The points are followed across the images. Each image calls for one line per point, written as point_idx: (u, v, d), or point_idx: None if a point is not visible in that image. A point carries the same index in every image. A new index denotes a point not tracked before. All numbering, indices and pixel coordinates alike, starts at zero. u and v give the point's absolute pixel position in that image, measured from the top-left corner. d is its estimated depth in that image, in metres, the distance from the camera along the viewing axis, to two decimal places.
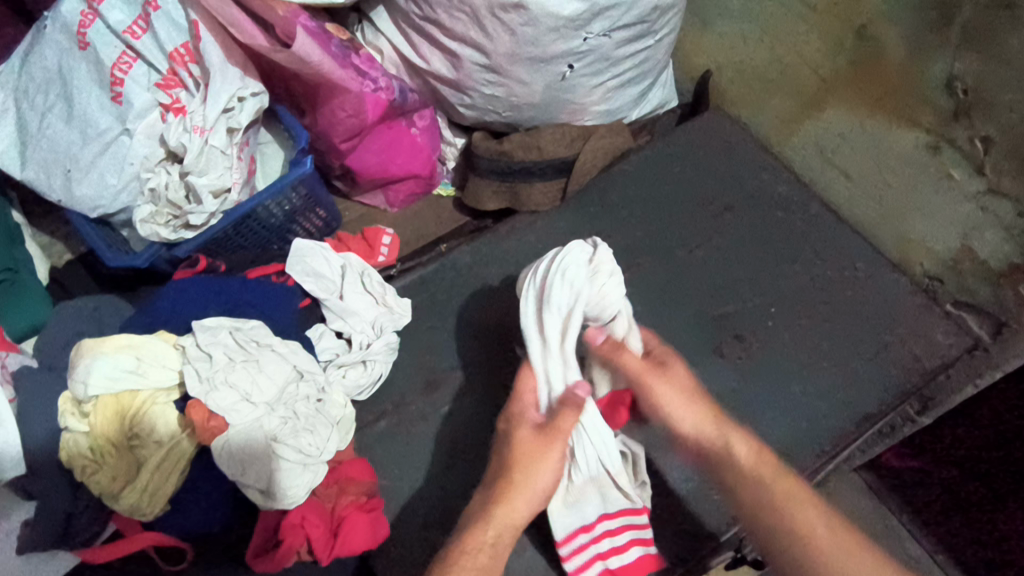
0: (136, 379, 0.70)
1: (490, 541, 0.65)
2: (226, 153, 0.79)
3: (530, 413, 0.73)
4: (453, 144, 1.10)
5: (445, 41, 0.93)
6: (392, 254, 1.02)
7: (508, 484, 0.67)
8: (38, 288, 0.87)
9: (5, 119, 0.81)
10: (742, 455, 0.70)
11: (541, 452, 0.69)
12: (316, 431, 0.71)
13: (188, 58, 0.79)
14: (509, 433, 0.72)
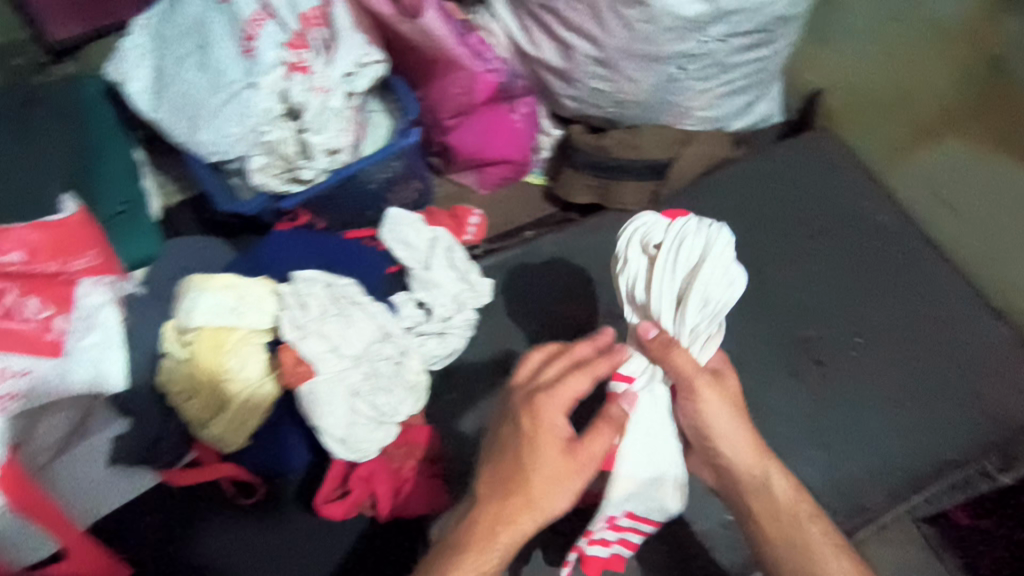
0: (236, 318, 0.73)
1: (485, 572, 0.57)
2: (341, 114, 0.82)
3: (560, 419, 0.61)
4: (550, 134, 1.10)
5: (560, 30, 0.94)
6: (478, 235, 1.03)
7: (521, 507, 0.58)
8: (151, 222, 0.92)
9: (144, 64, 0.87)
10: (780, 493, 0.66)
11: (567, 479, 0.58)
12: (393, 392, 0.73)
13: (317, 22, 0.84)
14: (534, 439, 0.59)
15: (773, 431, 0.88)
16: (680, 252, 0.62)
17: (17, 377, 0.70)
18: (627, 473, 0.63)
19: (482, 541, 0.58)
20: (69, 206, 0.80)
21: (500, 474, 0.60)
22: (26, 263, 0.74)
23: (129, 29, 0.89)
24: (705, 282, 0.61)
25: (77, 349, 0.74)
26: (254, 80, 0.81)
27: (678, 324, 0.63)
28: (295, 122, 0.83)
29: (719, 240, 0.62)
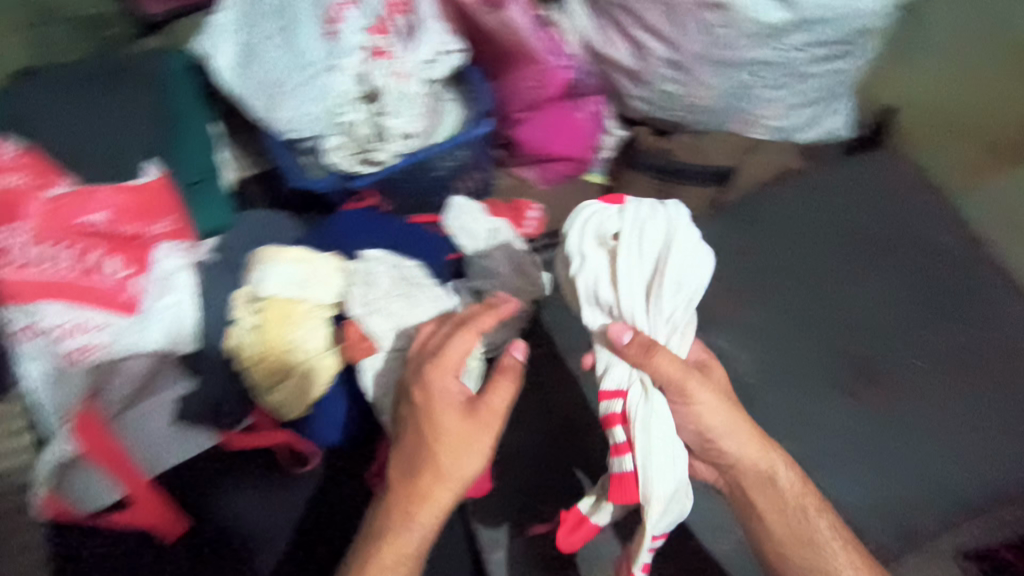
0: (304, 290, 0.75)
1: (421, 532, 0.65)
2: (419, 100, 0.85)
3: (452, 384, 0.67)
4: (613, 134, 1.10)
5: (636, 31, 0.94)
6: (535, 229, 1.04)
7: (438, 476, 0.65)
8: (224, 195, 0.95)
9: (224, 38, 0.88)
10: (786, 488, 0.70)
11: (476, 440, 0.65)
12: None
13: (400, 9, 0.85)
14: (433, 411, 0.66)
15: (823, 449, 0.87)
16: (642, 239, 0.67)
17: (95, 330, 0.76)
18: (658, 496, 0.63)
19: (412, 509, 0.65)
20: (150, 173, 0.85)
21: (412, 447, 0.66)
22: (109, 222, 0.80)
23: (213, 4, 0.91)
24: (674, 264, 0.66)
25: (154, 308, 0.78)
26: (336, 63, 0.84)
27: (652, 312, 0.67)
28: (371, 104, 0.86)
29: (678, 224, 0.68)
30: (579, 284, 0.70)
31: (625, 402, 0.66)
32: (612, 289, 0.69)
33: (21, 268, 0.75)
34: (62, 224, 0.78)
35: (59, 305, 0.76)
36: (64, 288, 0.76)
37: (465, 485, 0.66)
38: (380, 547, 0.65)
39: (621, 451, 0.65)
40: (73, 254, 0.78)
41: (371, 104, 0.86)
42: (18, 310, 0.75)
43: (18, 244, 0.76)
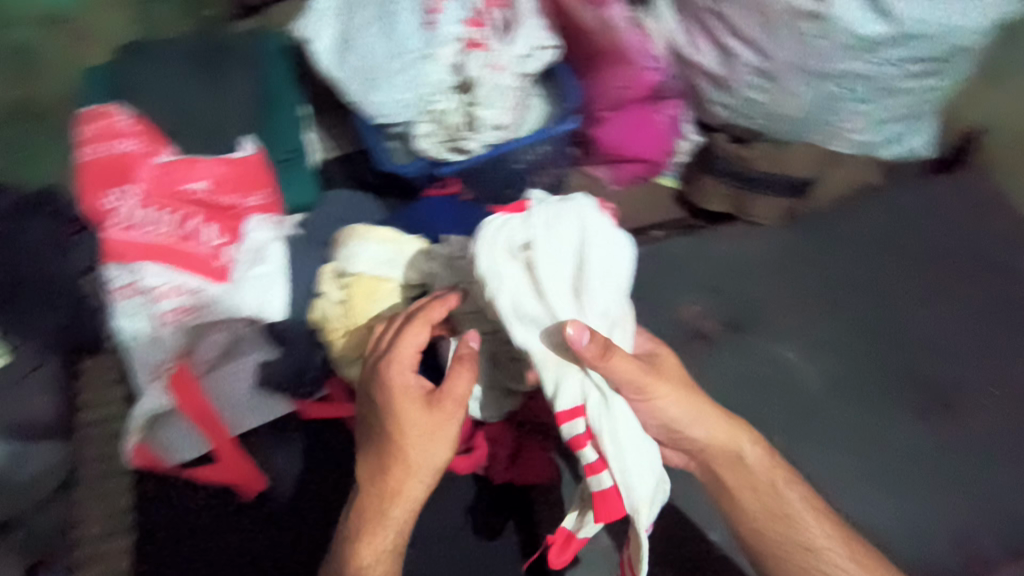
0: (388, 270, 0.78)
1: (398, 519, 0.69)
2: (511, 92, 0.86)
3: (409, 379, 0.68)
4: (690, 139, 1.09)
5: (725, 38, 0.94)
6: None
7: (407, 468, 0.68)
8: (310, 173, 0.99)
9: (327, 23, 0.92)
10: (756, 462, 0.75)
11: (440, 431, 0.68)
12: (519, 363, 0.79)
13: (498, 3, 0.87)
14: (396, 409, 0.67)
15: (888, 464, 0.88)
16: (553, 243, 0.67)
17: (189, 294, 0.81)
18: (640, 498, 0.64)
19: (385, 500, 0.69)
20: (247, 147, 0.89)
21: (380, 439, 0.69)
22: (207, 193, 0.85)
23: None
24: (594, 253, 0.66)
25: (244, 277, 0.81)
26: (432, 52, 0.87)
27: (590, 304, 0.66)
28: (463, 94, 0.87)
29: (588, 218, 0.68)
30: (500, 306, 0.65)
31: (589, 419, 0.64)
32: (538, 301, 0.66)
33: (131, 228, 0.82)
34: (167, 190, 0.83)
35: (160, 267, 0.81)
36: (166, 250, 0.82)
37: (432, 472, 0.69)
38: (367, 533, 0.69)
39: (595, 471, 0.64)
40: (175, 219, 0.83)
41: (463, 94, 0.87)
42: (123, 267, 0.81)
43: (130, 206, 0.82)
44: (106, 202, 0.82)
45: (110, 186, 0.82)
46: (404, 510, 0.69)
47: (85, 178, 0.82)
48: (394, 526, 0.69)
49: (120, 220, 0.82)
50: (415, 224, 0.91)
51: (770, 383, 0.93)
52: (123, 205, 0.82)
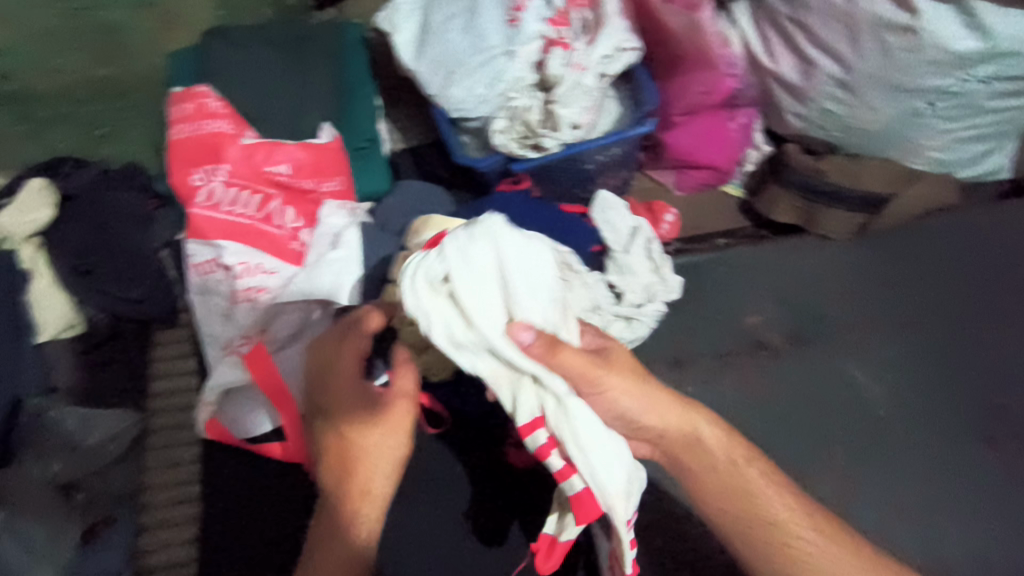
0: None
1: (365, 520, 0.68)
2: (589, 91, 0.86)
3: (353, 383, 0.68)
4: (760, 148, 1.09)
5: (805, 46, 0.93)
6: (670, 232, 1.05)
7: (362, 469, 0.68)
8: (382, 162, 1.00)
9: (412, 17, 0.93)
10: (715, 443, 0.74)
11: (393, 428, 0.68)
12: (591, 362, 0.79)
13: (582, 3, 0.89)
14: (343, 413, 0.68)
15: (954, 487, 0.86)
16: (471, 266, 0.60)
17: (268, 274, 0.84)
18: (613, 493, 0.60)
19: (348, 503, 0.68)
20: (328, 133, 0.91)
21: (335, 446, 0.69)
22: (290, 177, 0.86)
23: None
24: (514, 261, 0.61)
25: (324, 260, 0.83)
26: (514, 48, 0.87)
27: (525, 312, 0.61)
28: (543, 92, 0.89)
29: (500, 234, 0.61)
30: (435, 341, 0.60)
31: (549, 428, 0.60)
32: (468, 328, 0.60)
33: (214, 205, 0.83)
34: (252, 171, 0.85)
35: (241, 246, 0.83)
36: (247, 229, 0.83)
37: (392, 467, 0.68)
38: (350, 519, 0.68)
39: (565, 477, 0.60)
40: (258, 199, 0.85)
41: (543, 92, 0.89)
42: (203, 242, 0.82)
43: (216, 184, 0.84)
44: (194, 179, 0.83)
45: (199, 164, 0.84)
46: (375, 502, 0.69)
47: (178, 156, 0.84)
48: (365, 521, 0.68)
49: (204, 197, 0.83)
50: (491, 217, 0.90)
51: (831, 396, 0.92)
52: (209, 183, 0.84)
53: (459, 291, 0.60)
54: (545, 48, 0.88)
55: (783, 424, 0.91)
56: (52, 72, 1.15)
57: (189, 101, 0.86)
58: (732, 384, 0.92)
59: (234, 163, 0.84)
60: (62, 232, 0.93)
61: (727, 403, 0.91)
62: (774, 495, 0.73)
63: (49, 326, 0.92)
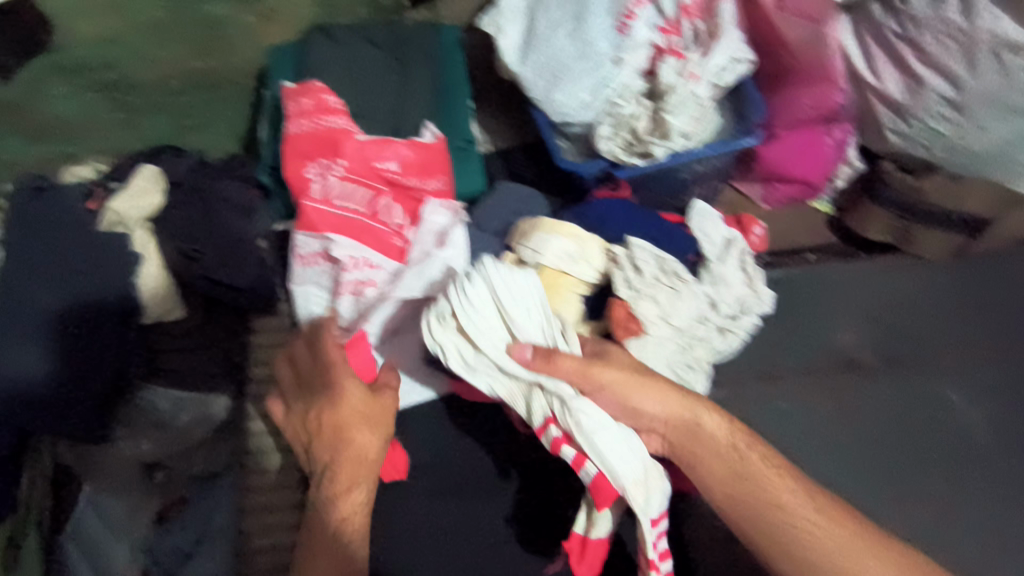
0: (573, 263, 0.79)
1: (357, 492, 0.72)
2: (701, 102, 0.85)
3: (340, 371, 0.77)
4: (852, 165, 1.08)
5: (913, 64, 0.92)
6: (762, 243, 1.04)
7: (352, 438, 0.73)
8: (477, 160, 1.00)
9: (516, 20, 0.94)
10: (717, 430, 0.73)
11: (382, 418, 0.75)
12: (694, 372, 0.78)
13: (696, 13, 0.87)
14: (341, 393, 0.75)
15: None
16: (469, 299, 0.73)
17: (372, 269, 0.87)
18: (629, 481, 0.68)
19: (341, 478, 0.72)
20: (431, 133, 0.94)
21: (326, 424, 0.75)
22: (396, 174, 0.90)
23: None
24: (505, 290, 0.73)
25: (434, 255, 0.85)
26: (622, 57, 0.88)
27: (524, 332, 0.73)
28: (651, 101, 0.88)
29: (491, 270, 0.73)
30: (452, 366, 0.73)
31: (558, 424, 0.70)
32: (475, 350, 0.73)
33: (327, 200, 0.87)
34: (364, 168, 0.89)
35: (350, 241, 0.86)
36: (357, 226, 0.87)
37: (381, 435, 0.74)
38: (341, 495, 0.71)
39: (581, 465, 0.69)
40: (367, 196, 0.89)
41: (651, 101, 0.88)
42: (313, 236, 0.86)
43: (330, 179, 0.87)
44: (307, 172, 0.87)
45: (313, 159, 0.88)
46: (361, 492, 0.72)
47: (294, 150, 0.87)
48: (362, 487, 0.72)
49: (318, 193, 0.87)
50: (593, 220, 0.88)
51: (925, 421, 0.90)
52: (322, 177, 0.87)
53: (466, 326, 0.72)
54: (653, 56, 0.89)
55: (874, 446, 0.89)
56: (155, 63, 1.19)
57: (307, 96, 0.90)
58: (824, 401, 0.92)
59: (349, 160, 0.88)
60: (169, 217, 0.97)
61: (819, 419, 0.90)
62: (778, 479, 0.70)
63: (153, 309, 0.97)
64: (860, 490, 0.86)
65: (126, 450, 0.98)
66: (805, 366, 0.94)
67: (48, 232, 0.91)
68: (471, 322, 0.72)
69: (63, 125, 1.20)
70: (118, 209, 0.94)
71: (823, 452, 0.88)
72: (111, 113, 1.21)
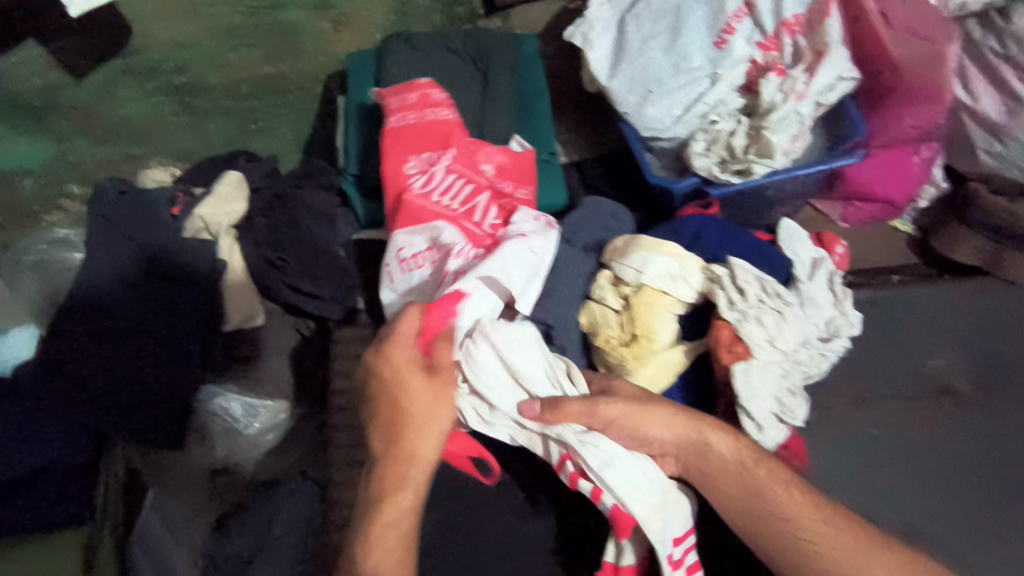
0: (675, 283, 0.78)
1: (403, 496, 0.67)
2: (803, 121, 0.83)
3: (402, 358, 0.69)
4: (938, 185, 1.05)
5: (1015, 84, 0.90)
6: (842, 263, 1.01)
7: (411, 434, 0.68)
8: (559, 173, 0.99)
9: (606, 33, 0.92)
10: (727, 449, 0.69)
11: (440, 409, 0.68)
12: (796, 400, 0.77)
13: (797, 28, 0.86)
14: (399, 380, 0.68)
15: None
16: (474, 363, 0.76)
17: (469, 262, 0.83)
18: (646, 509, 0.67)
19: (393, 477, 0.67)
20: (520, 144, 0.94)
21: (385, 417, 0.68)
22: (494, 176, 0.90)
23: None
24: (503, 343, 0.76)
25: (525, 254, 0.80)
26: (719, 72, 0.87)
27: (531, 384, 0.75)
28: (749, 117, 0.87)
29: (491, 329, 0.76)
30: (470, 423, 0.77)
31: (571, 460, 0.70)
32: (488, 406, 0.76)
33: (429, 191, 0.87)
34: (465, 162, 0.90)
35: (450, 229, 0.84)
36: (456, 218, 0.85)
37: (436, 435, 0.68)
38: (386, 497, 0.67)
39: (598, 497, 0.68)
40: (465, 189, 0.88)
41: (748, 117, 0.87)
42: (410, 227, 0.84)
43: (431, 173, 0.88)
44: (409, 167, 0.88)
45: (418, 153, 0.89)
46: (414, 493, 0.67)
47: (401, 140, 0.89)
48: (413, 487, 0.67)
49: (419, 186, 0.87)
50: (688, 236, 0.87)
51: (1019, 449, 0.89)
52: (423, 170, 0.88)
53: (476, 384, 0.76)
54: (750, 72, 0.88)
55: (969, 473, 0.88)
56: (227, 68, 1.17)
57: (413, 92, 0.92)
58: (914, 425, 0.91)
59: (455, 151, 0.89)
60: (252, 224, 0.99)
61: (910, 443, 0.90)
62: (784, 492, 0.67)
63: (234, 316, 0.97)
64: (950, 517, 0.85)
65: (201, 458, 1.02)
66: (892, 390, 0.94)
67: (139, 240, 0.93)
68: (479, 381, 0.76)
69: (133, 127, 1.21)
70: (206, 217, 0.95)
71: (920, 479, 0.87)
72: (177, 115, 1.21)
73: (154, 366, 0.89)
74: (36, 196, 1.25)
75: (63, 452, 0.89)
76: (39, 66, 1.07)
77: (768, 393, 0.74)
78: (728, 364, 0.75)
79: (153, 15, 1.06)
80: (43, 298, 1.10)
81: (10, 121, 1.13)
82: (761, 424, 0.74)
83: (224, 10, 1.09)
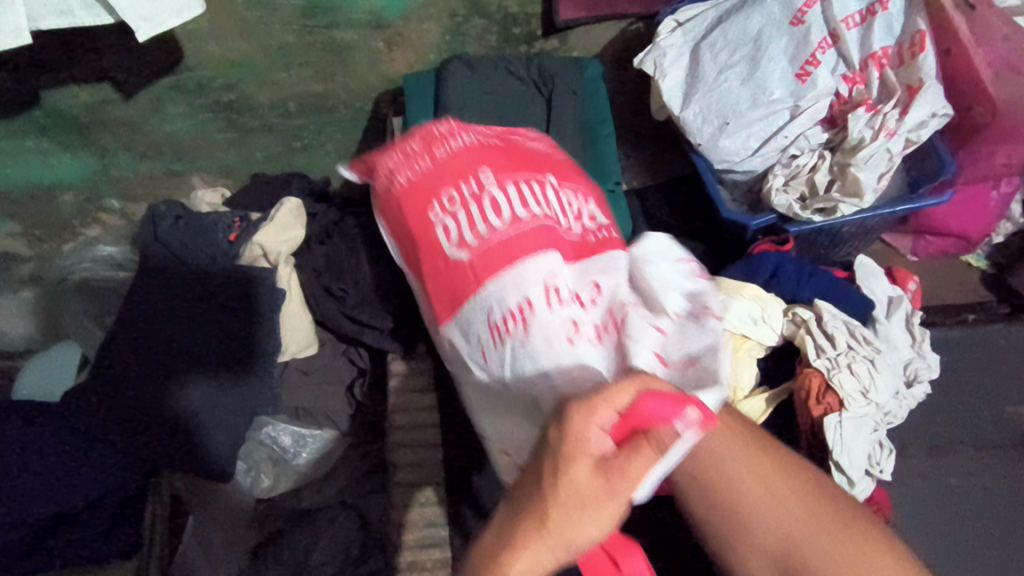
0: (759, 326, 0.78)
1: None
2: (893, 158, 0.81)
3: (591, 433, 0.47)
4: (1016, 221, 1.01)
5: None
6: (916, 301, 0.93)
7: (536, 529, 0.44)
8: (623, 205, 0.96)
9: (680, 61, 0.90)
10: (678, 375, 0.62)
11: (590, 520, 0.45)
12: (881, 450, 0.77)
13: (884, 62, 0.85)
14: (561, 452, 0.46)
15: None
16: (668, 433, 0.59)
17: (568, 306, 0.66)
18: None
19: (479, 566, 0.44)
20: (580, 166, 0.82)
21: (522, 490, 0.47)
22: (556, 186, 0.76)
23: (657, 27, 0.91)
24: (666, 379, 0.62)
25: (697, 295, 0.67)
26: (801, 105, 0.85)
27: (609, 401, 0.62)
28: (835, 152, 0.85)
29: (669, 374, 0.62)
30: None
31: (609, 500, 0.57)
32: None
33: (504, 219, 0.72)
34: (512, 174, 0.76)
35: (554, 270, 0.67)
36: (543, 238, 0.70)
37: (571, 561, 0.45)
38: None
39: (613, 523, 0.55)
40: (529, 206, 0.73)
41: (835, 152, 0.85)
42: (498, 279, 0.68)
43: (483, 206, 0.73)
44: (437, 215, 0.75)
45: (443, 191, 0.76)
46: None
47: (434, 178, 0.78)
48: None
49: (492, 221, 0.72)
50: (765, 274, 0.84)
51: None
52: (481, 210, 0.73)
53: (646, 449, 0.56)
54: (832, 105, 0.86)
55: None
56: (277, 86, 1.07)
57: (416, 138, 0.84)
58: (996, 475, 0.88)
59: (496, 168, 0.77)
60: (309, 252, 0.98)
61: (992, 494, 0.86)
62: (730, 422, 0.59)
63: (290, 345, 0.94)
64: None
65: (248, 488, 0.98)
66: (972, 437, 0.90)
67: (201, 270, 0.91)
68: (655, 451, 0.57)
69: (176, 144, 1.13)
70: (265, 244, 0.93)
71: (1007, 534, 0.84)
72: (222, 132, 1.13)
73: (193, 378, 0.86)
74: (74, 210, 1.19)
75: (115, 482, 0.85)
76: (89, 84, 1.01)
77: (862, 448, 0.74)
78: (818, 416, 0.75)
79: (207, 33, 0.98)
80: (88, 319, 1.07)
81: (55, 136, 1.07)
82: (853, 477, 0.73)
83: (278, 29, 1.00)
